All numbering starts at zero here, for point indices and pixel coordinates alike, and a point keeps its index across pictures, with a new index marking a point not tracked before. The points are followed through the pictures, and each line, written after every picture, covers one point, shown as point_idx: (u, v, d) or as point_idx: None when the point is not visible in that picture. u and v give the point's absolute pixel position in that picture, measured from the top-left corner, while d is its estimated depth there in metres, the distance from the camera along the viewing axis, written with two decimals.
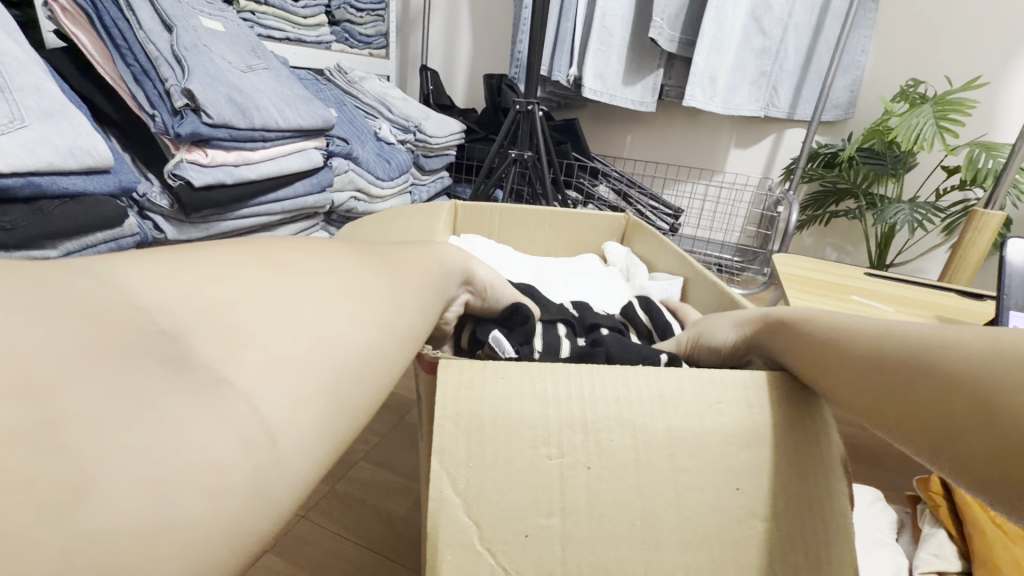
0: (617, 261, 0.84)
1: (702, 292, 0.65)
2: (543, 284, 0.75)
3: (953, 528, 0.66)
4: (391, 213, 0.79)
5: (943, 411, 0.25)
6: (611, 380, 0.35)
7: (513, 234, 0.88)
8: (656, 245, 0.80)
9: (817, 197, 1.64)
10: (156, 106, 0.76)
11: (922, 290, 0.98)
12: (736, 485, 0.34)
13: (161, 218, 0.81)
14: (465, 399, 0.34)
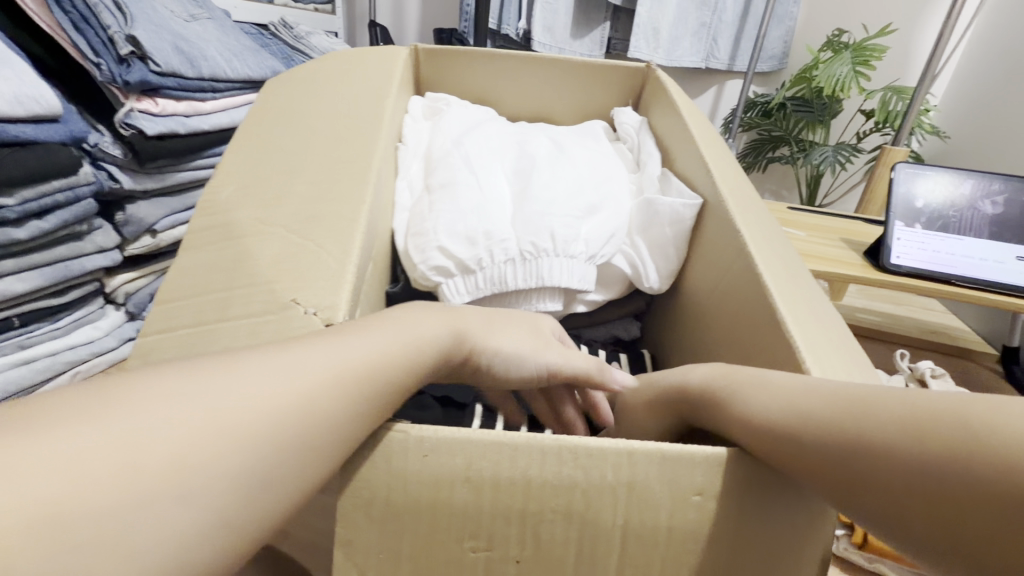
0: (628, 138, 0.71)
1: (719, 230, 0.50)
2: (524, 189, 0.56)
3: None
4: (321, 75, 0.56)
5: (948, 503, 0.23)
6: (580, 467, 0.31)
7: (501, 91, 0.77)
8: (675, 132, 0.64)
9: (756, 145, 1.75)
10: (100, 55, 0.76)
11: (836, 219, 1.07)
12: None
13: (115, 167, 0.81)
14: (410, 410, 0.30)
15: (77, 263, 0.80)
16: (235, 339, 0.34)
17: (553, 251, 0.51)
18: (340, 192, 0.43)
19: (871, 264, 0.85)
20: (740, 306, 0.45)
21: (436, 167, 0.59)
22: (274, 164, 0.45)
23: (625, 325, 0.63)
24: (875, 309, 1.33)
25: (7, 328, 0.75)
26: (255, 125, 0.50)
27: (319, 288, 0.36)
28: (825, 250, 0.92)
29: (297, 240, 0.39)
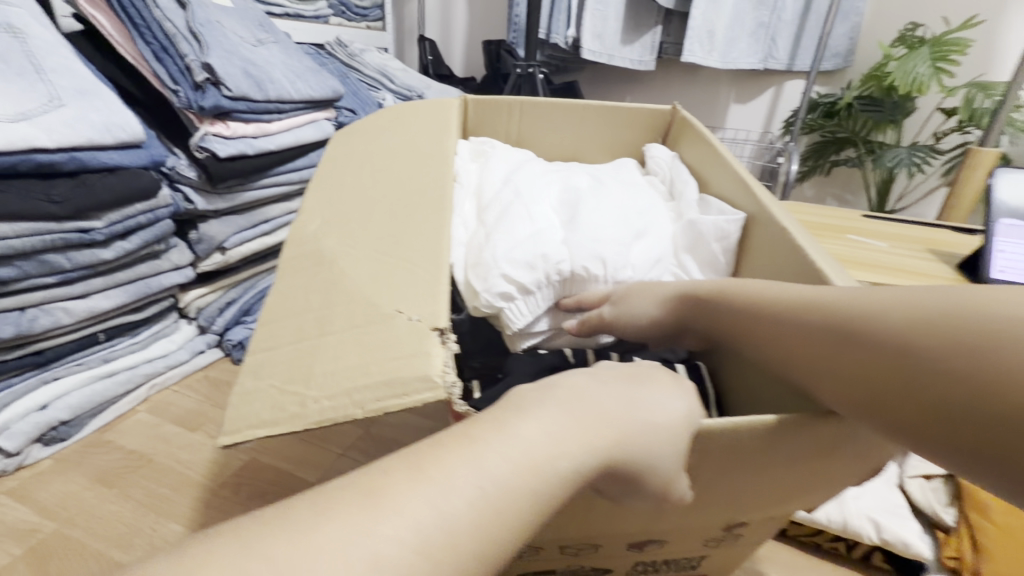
0: (660, 171, 0.67)
1: (767, 241, 0.49)
2: (571, 217, 0.56)
3: None
4: (373, 118, 0.57)
5: (905, 353, 0.28)
6: (714, 447, 0.32)
7: (535, 134, 0.74)
8: (713, 156, 0.62)
9: (818, 147, 1.66)
10: (178, 82, 0.80)
11: (920, 228, 0.99)
12: (760, 487, 0.37)
13: (190, 189, 0.85)
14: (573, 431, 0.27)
15: (155, 280, 0.84)
16: (340, 353, 0.32)
17: (604, 276, 0.53)
18: (422, 221, 0.42)
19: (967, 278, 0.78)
20: None
21: (486, 207, 0.58)
22: (349, 195, 0.45)
23: (672, 346, 0.58)
24: None
25: (92, 342, 0.79)
26: (326, 162, 0.50)
27: (416, 297, 0.35)
28: (914, 262, 0.85)
29: (384, 269, 0.38)
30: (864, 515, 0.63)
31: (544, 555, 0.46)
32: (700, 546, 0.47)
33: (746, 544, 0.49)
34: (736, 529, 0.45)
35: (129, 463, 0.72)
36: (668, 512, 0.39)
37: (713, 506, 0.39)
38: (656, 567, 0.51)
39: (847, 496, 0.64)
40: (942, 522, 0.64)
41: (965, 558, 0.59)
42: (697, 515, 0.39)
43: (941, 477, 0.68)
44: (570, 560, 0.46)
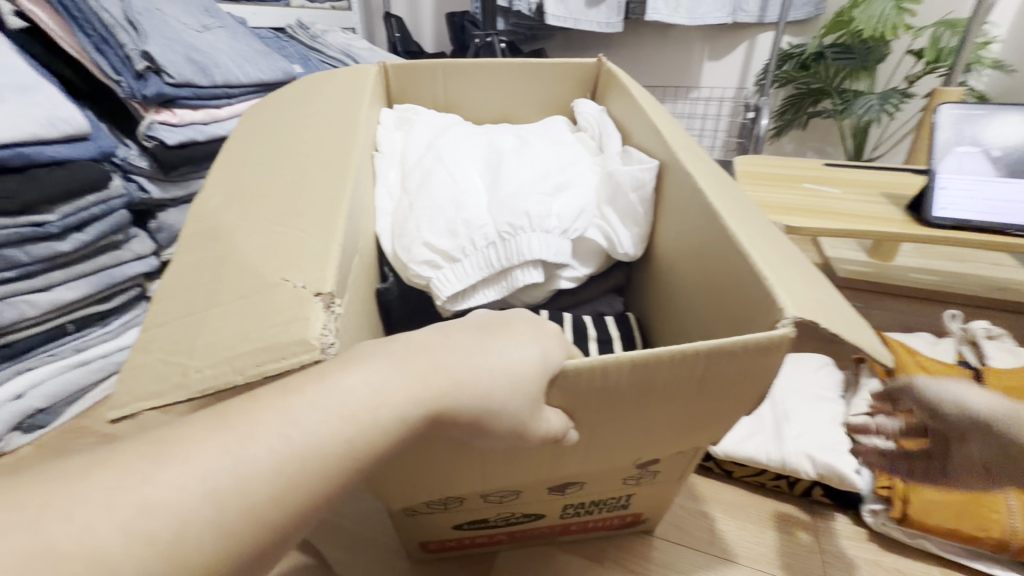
0: (589, 126, 0.67)
1: (679, 185, 0.49)
2: (492, 177, 0.56)
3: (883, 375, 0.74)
4: (284, 95, 0.58)
5: None
6: (580, 387, 0.33)
7: (463, 96, 0.75)
8: (633, 108, 0.61)
9: (794, 100, 1.64)
10: (120, 73, 0.81)
11: (878, 173, 0.99)
12: (647, 425, 0.39)
13: (145, 179, 0.87)
14: (413, 382, 0.29)
15: (117, 270, 0.86)
16: (227, 323, 0.34)
17: (530, 228, 0.50)
18: (322, 194, 0.44)
19: (912, 218, 0.79)
20: (710, 271, 0.43)
21: (409, 172, 0.59)
22: (253, 172, 0.47)
23: (608, 300, 0.59)
24: (932, 268, 1.25)
25: (61, 333, 0.81)
26: (233, 144, 0.51)
27: (305, 267, 0.37)
28: (866, 206, 0.85)
29: (276, 242, 0.39)
30: (802, 452, 0.65)
31: (470, 504, 0.48)
32: (620, 485, 0.49)
33: (668, 481, 0.50)
34: (651, 465, 0.47)
35: (107, 446, 0.76)
36: (568, 450, 0.41)
37: (611, 443, 0.41)
38: (586, 509, 0.53)
39: (786, 437, 0.67)
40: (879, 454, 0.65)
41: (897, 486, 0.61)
42: (597, 452, 0.41)
43: (883, 413, 0.70)
44: (496, 506, 0.49)
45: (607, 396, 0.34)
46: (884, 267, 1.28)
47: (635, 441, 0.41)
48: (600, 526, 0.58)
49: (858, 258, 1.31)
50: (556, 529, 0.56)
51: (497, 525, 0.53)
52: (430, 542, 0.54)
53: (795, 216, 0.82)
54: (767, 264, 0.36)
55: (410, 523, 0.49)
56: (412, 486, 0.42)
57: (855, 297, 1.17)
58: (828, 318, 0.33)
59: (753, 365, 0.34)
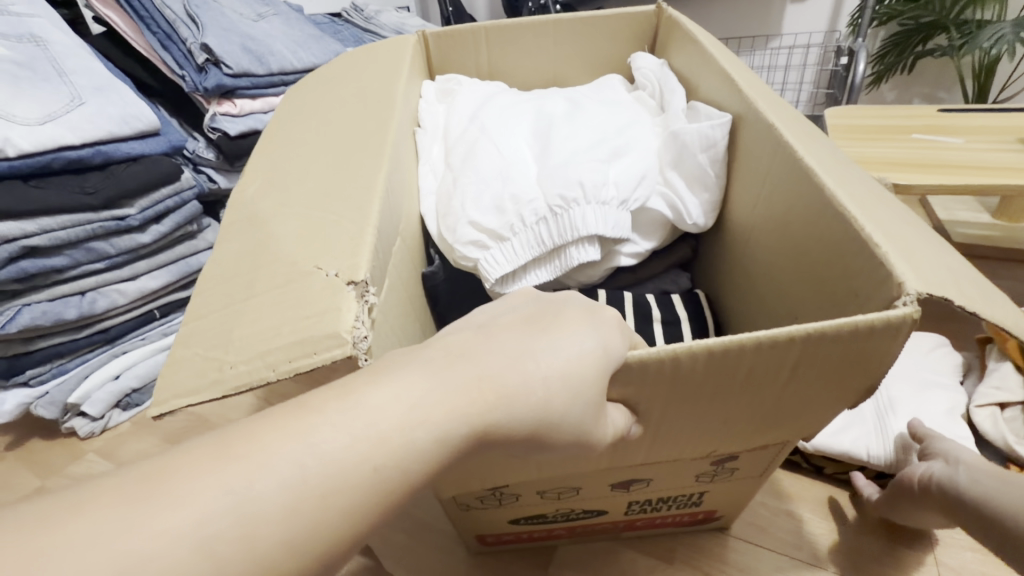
0: (648, 82, 0.59)
1: (758, 142, 0.42)
2: (542, 145, 0.51)
3: (1020, 359, 0.62)
4: (323, 73, 0.56)
5: None
6: (646, 378, 0.28)
7: (506, 62, 0.69)
8: (700, 61, 0.53)
9: (898, 40, 1.42)
10: (183, 67, 0.84)
11: (1012, 116, 0.82)
12: (723, 421, 0.33)
13: (212, 170, 0.91)
14: (456, 391, 0.24)
15: (194, 259, 0.91)
16: (265, 313, 0.33)
17: (583, 199, 0.45)
18: (359, 174, 0.41)
19: None
20: (799, 241, 0.36)
21: (451, 147, 0.55)
22: (291, 153, 0.45)
23: (674, 277, 0.53)
24: None
25: (149, 319, 0.88)
26: (274, 128, 0.50)
27: (340, 253, 0.35)
28: (999, 157, 0.71)
29: (311, 227, 0.37)
30: (907, 448, 0.56)
31: (526, 500, 0.45)
32: (692, 481, 0.44)
33: (747, 477, 0.44)
34: (729, 462, 0.41)
35: (193, 423, 0.82)
36: (632, 448, 0.36)
37: (682, 439, 0.35)
38: (653, 505, 0.49)
39: (892, 433, 0.58)
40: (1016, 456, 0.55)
41: None
42: (666, 449, 0.36)
43: (1020, 404, 0.59)
44: (554, 502, 0.45)
45: (677, 388, 0.29)
46: (1013, 229, 1.08)
47: (711, 438, 0.36)
48: (669, 522, 0.53)
49: (980, 220, 1.12)
50: (621, 525, 0.52)
51: (556, 520, 0.50)
52: (487, 536, 0.52)
53: (903, 173, 0.70)
54: (878, 226, 0.30)
55: (465, 516, 0.47)
56: (461, 483, 0.39)
57: (976, 265, 1.01)
58: (960, 291, 0.26)
59: (864, 355, 0.27)
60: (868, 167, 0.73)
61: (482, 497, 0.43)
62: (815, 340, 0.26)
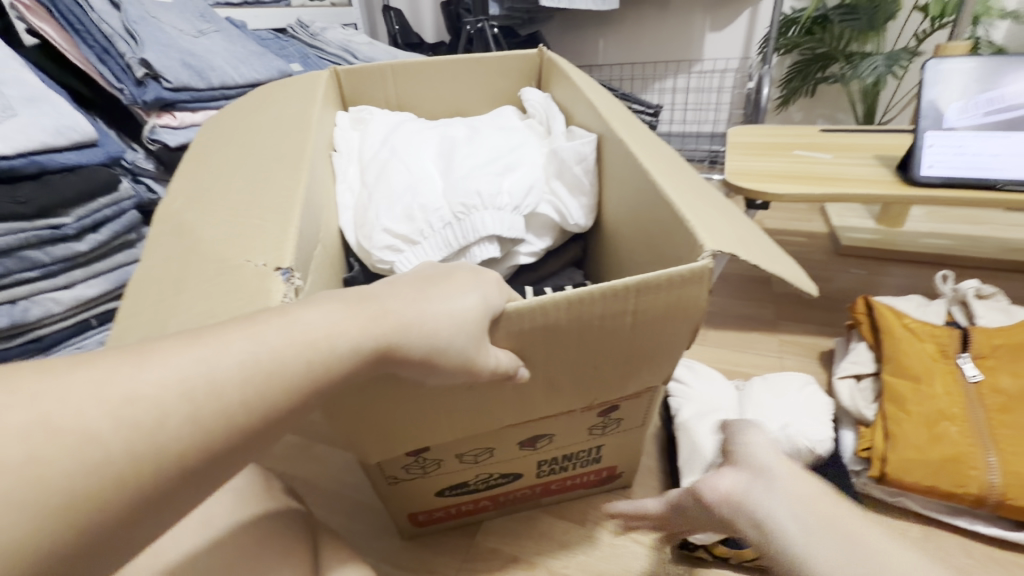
0: (536, 112, 0.68)
1: (616, 154, 0.51)
2: (444, 164, 0.59)
3: (872, 339, 0.73)
4: (240, 106, 0.63)
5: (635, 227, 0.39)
6: (523, 327, 0.36)
7: (413, 95, 0.77)
8: (574, 92, 0.63)
9: (800, 67, 1.59)
10: (122, 81, 0.87)
11: (874, 136, 0.96)
12: (595, 367, 0.41)
13: (152, 181, 0.93)
14: (361, 320, 0.31)
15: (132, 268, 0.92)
16: (197, 297, 0.37)
17: (482, 207, 0.54)
18: (282, 182, 0.48)
19: (901, 179, 0.78)
20: (647, 232, 0.45)
21: (367, 168, 0.62)
22: (215, 171, 0.51)
23: (569, 274, 0.61)
24: (943, 232, 1.22)
25: (87, 327, 0.88)
26: (195, 154, 0.55)
27: (264, 247, 0.40)
28: (857, 170, 0.84)
29: (237, 230, 0.43)
30: None
31: (446, 466, 0.51)
32: (588, 434, 0.51)
33: (632, 428, 0.53)
34: (613, 413, 0.50)
35: None
36: (527, 400, 0.43)
37: (564, 392, 0.43)
38: (562, 465, 0.56)
39: (750, 408, 0.68)
40: (863, 418, 0.65)
41: (876, 448, 0.61)
42: (554, 400, 0.44)
43: (870, 376, 0.70)
44: (472, 467, 0.52)
45: (551, 340, 0.37)
46: (891, 233, 1.25)
47: (588, 392, 0.44)
48: (579, 484, 0.61)
49: (865, 226, 1.28)
50: (537, 489, 0.59)
51: (478, 488, 0.56)
52: (418, 513, 0.58)
53: (779, 183, 0.82)
54: (689, 209, 0.39)
55: (393, 492, 0.53)
56: (383, 447, 0.44)
57: (860, 264, 1.16)
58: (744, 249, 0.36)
59: (683, 301, 0.36)
60: (754, 179, 0.84)
61: (405, 463, 0.49)
62: (646, 289, 0.35)
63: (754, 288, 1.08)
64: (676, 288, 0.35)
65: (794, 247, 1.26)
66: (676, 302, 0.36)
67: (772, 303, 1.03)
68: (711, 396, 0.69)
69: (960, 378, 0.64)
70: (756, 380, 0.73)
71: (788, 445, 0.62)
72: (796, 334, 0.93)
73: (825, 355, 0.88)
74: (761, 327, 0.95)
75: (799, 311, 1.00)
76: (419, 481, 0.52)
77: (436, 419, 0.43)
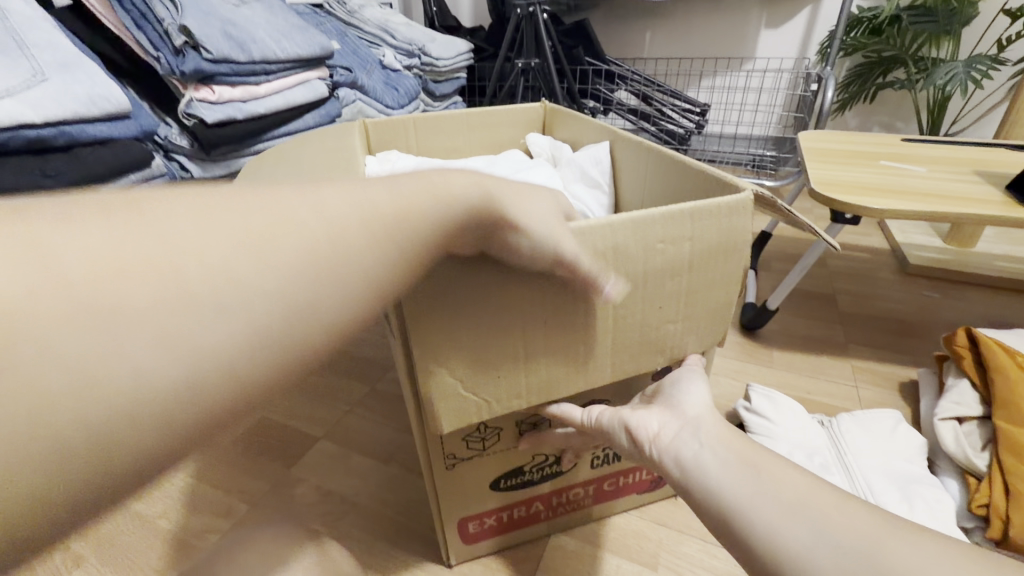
0: (542, 151, 0.84)
1: (629, 159, 0.69)
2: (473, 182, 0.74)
3: (976, 376, 0.66)
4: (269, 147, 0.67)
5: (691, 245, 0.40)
6: (606, 246, 0.39)
7: (435, 143, 0.84)
8: (578, 125, 0.82)
9: (862, 70, 1.50)
10: (159, 48, 0.80)
11: (968, 149, 0.88)
12: (660, 305, 0.44)
13: (185, 158, 0.88)
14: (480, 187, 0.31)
15: None
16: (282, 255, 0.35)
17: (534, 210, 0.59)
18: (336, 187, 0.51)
19: (1016, 200, 0.71)
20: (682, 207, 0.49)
21: None
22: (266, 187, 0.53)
23: None
24: (1019, 254, 1.14)
25: None
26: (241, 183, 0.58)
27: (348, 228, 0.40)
28: (959, 186, 0.76)
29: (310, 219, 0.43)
30: None
31: (506, 441, 0.52)
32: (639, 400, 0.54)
33: None
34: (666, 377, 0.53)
35: None
36: (600, 352, 0.45)
37: (633, 345, 0.46)
38: (612, 454, 0.57)
39: (846, 452, 0.62)
40: (973, 468, 0.58)
41: (997, 506, 0.54)
42: (623, 357, 0.46)
43: (977, 419, 0.63)
44: (529, 446, 0.53)
45: (632, 268, 0.40)
46: (962, 253, 1.17)
47: (653, 344, 0.46)
48: (630, 485, 0.61)
49: (933, 244, 1.20)
50: (591, 485, 0.59)
51: (533, 481, 0.56)
52: (469, 519, 0.55)
53: (874, 195, 0.74)
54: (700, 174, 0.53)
55: (449, 480, 0.52)
56: (455, 411, 0.43)
57: (931, 287, 1.08)
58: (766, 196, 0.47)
59: (736, 243, 0.43)
60: (846, 190, 0.76)
61: (467, 431, 0.50)
62: (708, 218, 0.41)
63: (818, 308, 1.01)
64: (733, 221, 0.42)
65: (856, 263, 1.19)
66: (728, 247, 0.44)
67: (840, 325, 0.95)
68: (796, 436, 0.64)
69: None
70: (844, 417, 0.67)
71: (846, 469, 0.60)
72: (869, 360, 0.86)
73: (906, 385, 0.80)
74: (831, 351, 0.89)
75: (871, 335, 0.93)
76: (478, 460, 0.52)
77: (512, 371, 0.43)
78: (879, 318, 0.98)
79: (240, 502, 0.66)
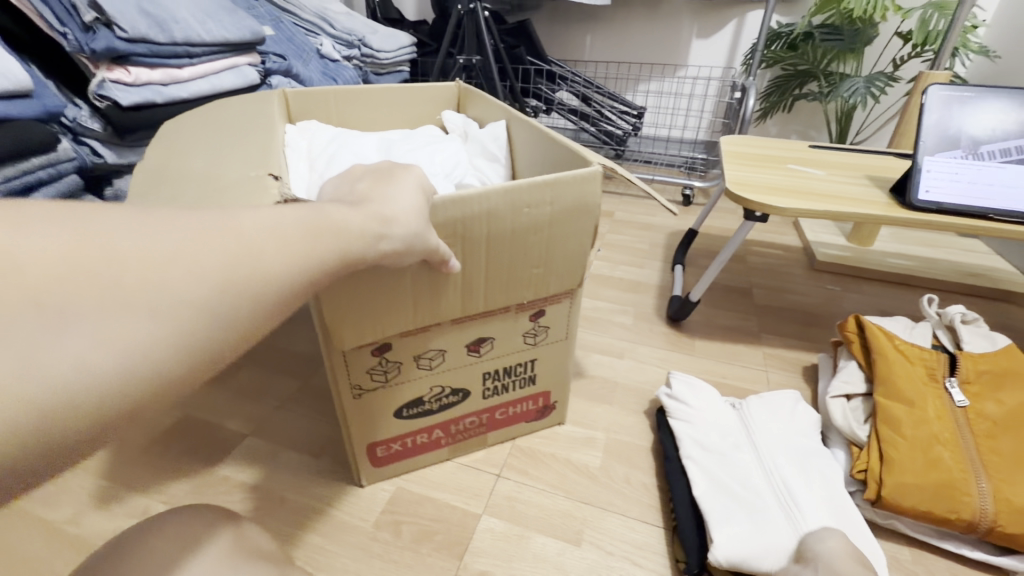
0: (455, 128, 0.86)
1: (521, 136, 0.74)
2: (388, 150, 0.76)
3: (862, 358, 0.74)
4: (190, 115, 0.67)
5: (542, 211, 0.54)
6: (479, 207, 0.50)
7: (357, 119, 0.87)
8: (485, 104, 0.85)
9: (779, 82, 1.62)
10: (64, 22, 0.73)
11: (861, 156, 0.98)
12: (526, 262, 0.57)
13: (97, 142, 0.81)
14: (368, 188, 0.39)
15: None
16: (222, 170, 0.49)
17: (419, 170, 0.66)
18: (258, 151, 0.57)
19: (896, 202, 0.78)
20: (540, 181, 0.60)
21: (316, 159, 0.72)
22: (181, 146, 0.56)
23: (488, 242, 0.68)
24: (909, 251, 1.28)
25: None
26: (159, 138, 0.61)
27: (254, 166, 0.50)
28: (850, 188, 0.85)
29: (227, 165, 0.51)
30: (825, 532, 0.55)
31: (409, 373, 0.60)
32: (522, 341, 0.65)
33: (558, 338, 0.67)
34: (540, 319, 0.64)
35: None
36: (476, 284, 0.55)
37: (505, 280, 0.57)
38: (502, 384, 0.67)
39: (754, 431, 0.68)
40: (857, 439, 0.65)
41: (873, 471, 0.61)
42: (495, 288, 0.57)
43: (862, 396, 0.70)
44: (430, 374, 0.61)
45: (504, 229, 0.53)
46: (862, 251, 1.29)
47: (521, 282, 0.58)
48: (519, 415, 0.71)
49: (838, 242, 1.32)
50: (483, 414, 0.68)
51: (434, 411, 0.65)
52: (377, 445, 0.63)
53: (776, 194, 0.81)
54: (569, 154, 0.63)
55: (358, 407, 0.59)
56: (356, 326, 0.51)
57: (834, 281, 1.19)
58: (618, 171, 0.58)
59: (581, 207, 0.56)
60: (754, 190, 0.83)
61: (370, 365, 0.57)
62: (561, 190, 0.53)
63: (736, 300, 1.08)
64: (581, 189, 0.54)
65: (773, 260, 1.28)
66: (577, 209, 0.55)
67: (755, 315, 1.03)
68: (710, 417, 0.70)
69: (949, 403, 0.65)
70: (752, 399, 0.73)
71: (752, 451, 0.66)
72: (778, 347, 0.94)
73: (807, 370, 0.88)
74: (746, 339, 0.96)
75: (781, 324, 1.01)
76: (384, 391, 0.60)
77: (407, 303, 0.53)
78: (790, 310, 1.06)
79: (159, 504, 0.63)
